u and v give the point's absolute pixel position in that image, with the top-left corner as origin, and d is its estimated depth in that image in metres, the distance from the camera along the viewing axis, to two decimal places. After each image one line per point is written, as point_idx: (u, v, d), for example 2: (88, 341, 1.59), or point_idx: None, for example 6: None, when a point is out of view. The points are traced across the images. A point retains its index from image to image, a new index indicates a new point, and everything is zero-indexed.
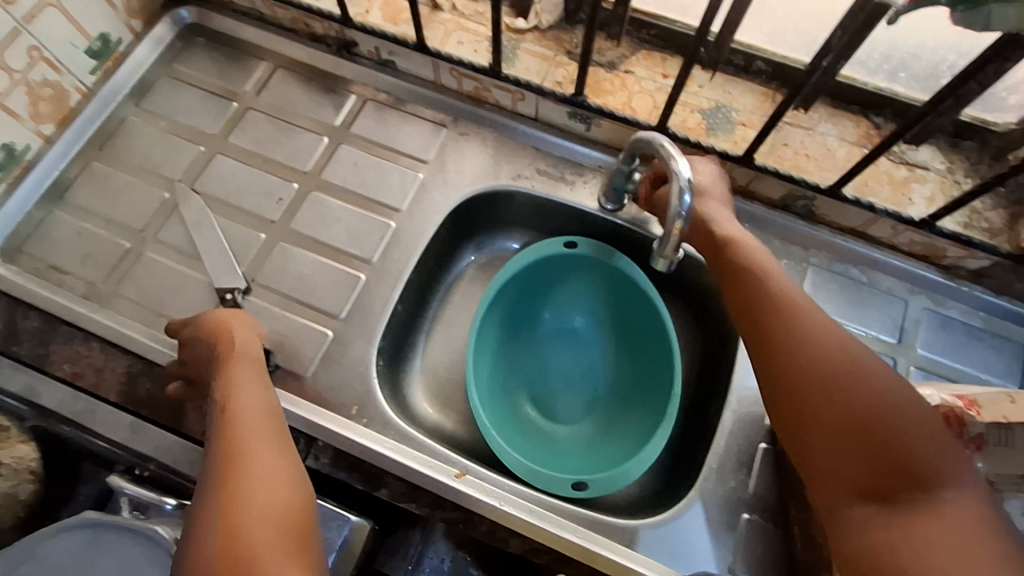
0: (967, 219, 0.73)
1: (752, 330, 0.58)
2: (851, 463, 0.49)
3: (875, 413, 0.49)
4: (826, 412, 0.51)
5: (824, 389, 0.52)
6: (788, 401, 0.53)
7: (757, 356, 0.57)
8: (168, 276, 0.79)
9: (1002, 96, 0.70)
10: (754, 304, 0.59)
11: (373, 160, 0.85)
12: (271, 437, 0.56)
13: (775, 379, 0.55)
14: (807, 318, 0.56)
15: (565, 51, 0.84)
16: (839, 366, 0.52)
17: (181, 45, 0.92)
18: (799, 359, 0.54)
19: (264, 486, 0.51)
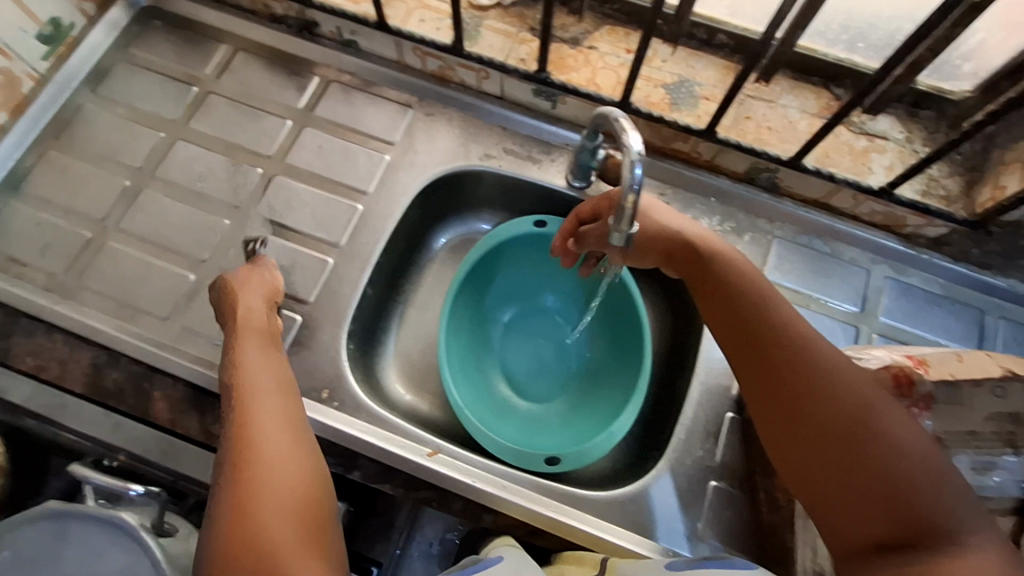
0: (924, 187, 0.75)
1: (745, 358, 0.55)
2: (864, 507, 0.46)
3: (886, 452, 0.46)
4: (833, 451, 0.48)
5: (828, 424, 0.48)
6: (791, 437, 0.50)
7: (751, 386, 0.54)
8: (132, 265, 0.78)
9: (956, 64, 0.71)
10: (747, 328, 0.56)
11: (339, 143, 0.84)
12: (286, 415, 0.56)
13: (775, 411, 0.52)
14: (802, 343, 0.53)
15: (528, 28, 0.84)
16: (842, 400, 0.49)
17: (137, 29, 0.90)
18: (798, 389, 0.51)
19: (280, 465, 0.50)
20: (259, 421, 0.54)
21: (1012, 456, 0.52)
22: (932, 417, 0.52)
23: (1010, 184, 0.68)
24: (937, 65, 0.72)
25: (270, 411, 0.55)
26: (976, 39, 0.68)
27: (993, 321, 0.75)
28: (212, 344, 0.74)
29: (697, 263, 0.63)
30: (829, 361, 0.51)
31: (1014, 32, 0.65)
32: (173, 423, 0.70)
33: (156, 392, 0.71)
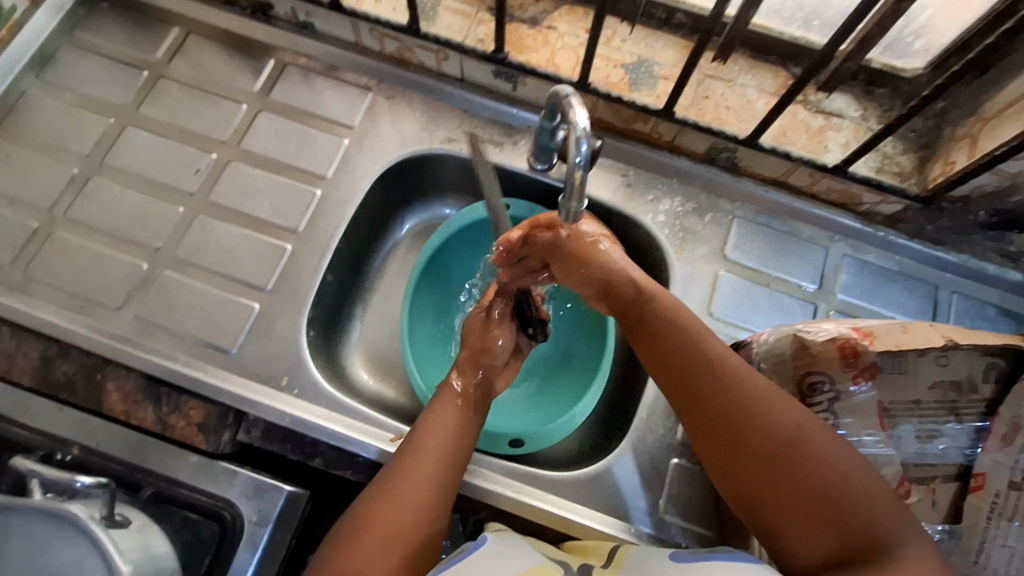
0: (879, 164, 0.75)
1: (677, 393, 0.55)
2: (809, 530, 0.47)
3: (821, 476, 0.47)
4: (772, 478, 0.48)
5: (766, 452, 0.49)
6: (732, 467, 0.51)
7: (688, 418, 0.54)
8: (82, 255, 0.75)
9: (908, 41, 0.72)
10: (676, 363, 0.55)
11: (296, 127, 0.83)
12: (449, 461, 0.57)
13: (713, 441, 0.52)
14: (731, 374, 0.53)
15: (487, 8, 0.83)
16: (775, 430, 0.49)
17: (83, 12, 0.86)
18: (734, 419, 0.51)
19: (413, 509, 0.53)
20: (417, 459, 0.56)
21: (955, 424, 0.56)
22: (879, 385, 0.55)
23: (960, 159, 0.69)
24: (890, 42, 0.73)
25: (435, 452, 0.57)
26: (925, 16, 0.68)
27: (947, 296, 0.77)
28: (168, 334, 0.72)
29: (630, 298, 0.62)
30: (760, 388, 0.52)
31: (961, 7, 0.66)
32: (128, 414, 0.69)
33: (108, 383, 0.70)
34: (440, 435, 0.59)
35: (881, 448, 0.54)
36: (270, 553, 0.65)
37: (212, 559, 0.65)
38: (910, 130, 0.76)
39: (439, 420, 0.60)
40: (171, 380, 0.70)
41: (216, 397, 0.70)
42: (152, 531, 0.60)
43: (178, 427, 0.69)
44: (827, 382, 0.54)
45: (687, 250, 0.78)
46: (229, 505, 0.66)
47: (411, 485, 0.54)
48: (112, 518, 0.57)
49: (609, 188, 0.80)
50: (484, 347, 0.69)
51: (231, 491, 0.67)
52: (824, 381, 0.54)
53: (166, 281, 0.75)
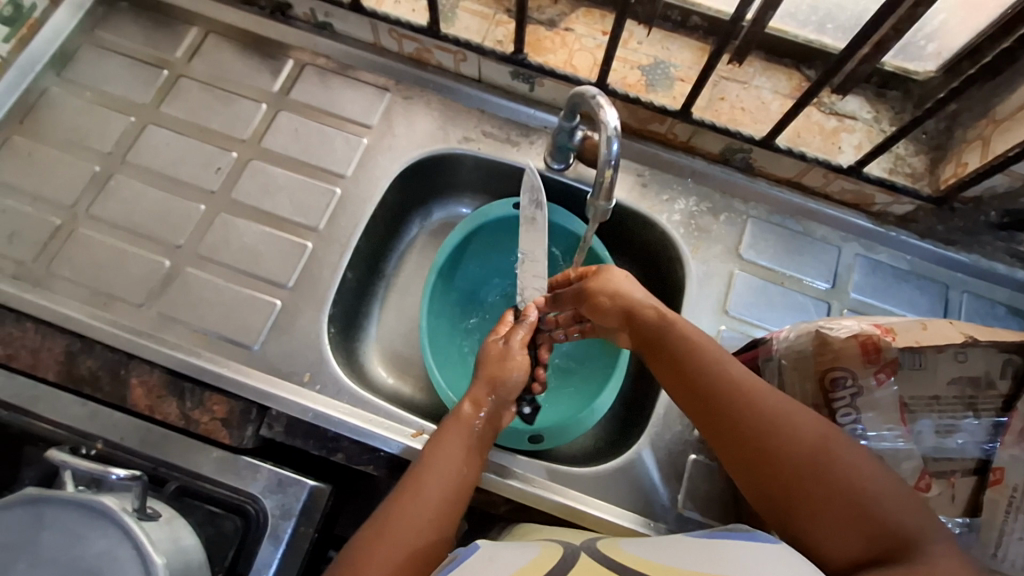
0: (891, 165, 0.77)
1: (702, 412, 0.56)
2: (840, 529, 0.48)
3: (846, 478, 0.49)
4: (800, 483, 0.50)
5: (793, 459, 0.51)
6: (758, 479, 0.52)
7: (713, 435, 0.55)
8: (103, 251, 0.76)
9: (920, 45, 0.73)
10: (698, 380, 0.57)
11: (315, 127, 0.84)
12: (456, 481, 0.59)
13: (738, 455, 0.53)
14: (751, 388, 0.55)
15: (504, 10, 0.84)
16: (798, 437, 0.51)
17: (103, 11, 0.87)
18: (759, 432, 0.52)
19: (426, 529, 0.54)
20: (427, 482, 0.57)
21: (972, 419, 0.57)
22: (902, 381, 0.56)
23: (972, 160, 0.71)
24: (903, 46, 0.74)
25: (444, 476, 0.58)
26: (938, 20, 0.69)
27: (958, 295, 0.78)
28: (190, 330, 0.73)
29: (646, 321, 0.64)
30: (780, 404, 0.53)
31: (974, 12, 0.67)
32: (152, 409, 0.70)
33: (132, 378, 0.71)
34: (450, 457, 0.60)
35: (900, 442, 0.55)
36: (294, 546, 0.66)
37: (237, 553, 0.66)
38: (922, 132, 0.77)
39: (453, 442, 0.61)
40: (194, 375, 0.71)
41: (239, 393, 0.71)
42: (181, 524, 0.61)
43: (202, 422, 0.69)
44: (849, 378, 0.55)
45: (702, 249, 0.79)
46: (253, 499, 0.67)
47: (425, 508, 0.56)
48: (144, 510, 0.58)
49: (625, 188, 0.81)
50: (503, 376, 0.67)
51: (255, 485, 0.68)
52: (847, 376, 0.55)
53: (188, 278, 0.76)
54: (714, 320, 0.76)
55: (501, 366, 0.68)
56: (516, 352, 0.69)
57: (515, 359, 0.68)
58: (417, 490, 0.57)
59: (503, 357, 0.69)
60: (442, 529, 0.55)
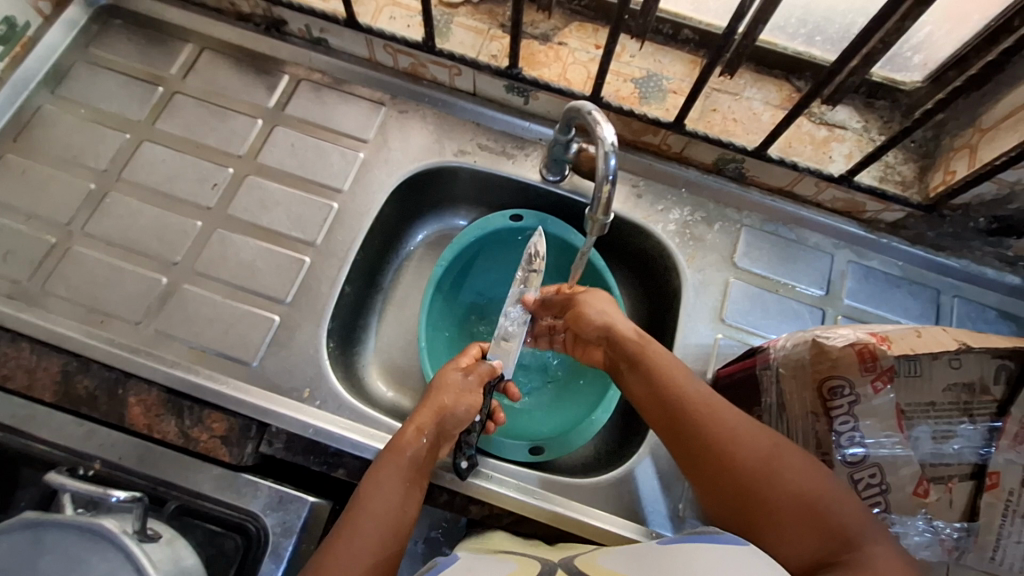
0: (881, 173, 0.78)
1: (663, 418, 0.60)
2: (792, 533, 0.49)
3: (791, 485, 0.51)
4: (751, 490, 0.52)
5: (741, 467, 0.53)
6: (713, 485, 0.54)
7: (674, 444, 0.58)
8: (100, 269, 0.76)
9: (907, 56, 0.75)
10: (665, 392, 0.60)
11: (311, 142, 0.84)
12: (403, 500, 0.59)
13: (697, 461, 0.56)
14: (707, 404, 0.58)
15: (498, 24, 0.85)
16: (746, 448, 0.54)
17: (97, 29, 0.87)
18: (714, 441, 0.55)
19: (375, 532, 0.55)
20: (379, 484, 0.59)
21: (968, 425, 0.57)
22: (898, 388, 0.57)
23: (960, 168, 0.72)
24: (890, 57, 0.76)
25: (389, 494, 0.58)
26: (923, 32, 0.71)
27: (949, 300, 0.79)
28: (188, 347, 0.73)
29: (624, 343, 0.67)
30: (735, 416, 0.57)
31: (959, 24, 0.69)
32: (150, 427, 0.69)
33: (130, 397, 0.70)
34: (402, 456, 0.61)
35: (899, 449, 0.55)
36: (295, 563, 0.65)
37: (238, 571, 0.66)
38: (911, 140, 0.79)
39: (406, 443, 0.62)
40: (193, 393, 0.71)
41: (239, 410, 0.71)
42: (181, 544, 0.61)
43: (201, 440, 0.69)
44: (847, 387, 0.55)
45: (697, 258, 0.80)
46: (254, 517, 0.67)
47: (377, 507, 0.57)
48: (144, 531, 0.57)
49: (619, 199, 0.82)
50: (449, 408, 0.65)
51: (255, 503, 0.67)
52: (845, 385, 0.55)
53: (185, 295, 0.75)
54: (710, 329, 0.77)
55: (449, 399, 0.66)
56: (471, 386, 0.68)
57: (466, 392, 0.67)
58: (369, 490, 0.58)
59: (458, 388, 0.67)
60: (392, 531, 0.57)
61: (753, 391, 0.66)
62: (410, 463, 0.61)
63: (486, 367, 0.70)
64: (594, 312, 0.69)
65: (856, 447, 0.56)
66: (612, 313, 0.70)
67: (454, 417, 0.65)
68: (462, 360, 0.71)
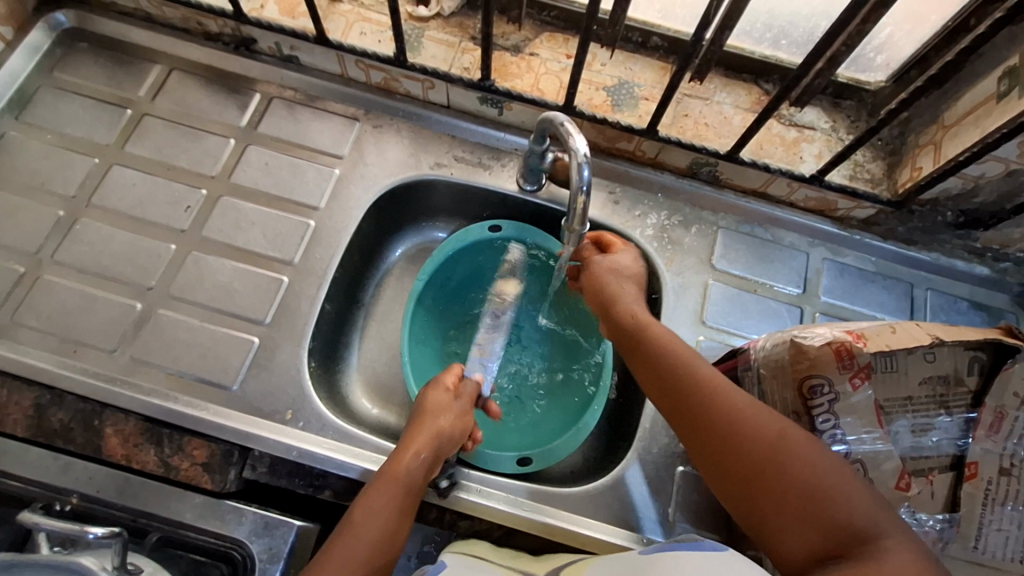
0: (851, 172, 0.79)
1: (671, 402, 0.59)
2: (800, 527, 0.50)
3: (803, 477, 0.51)
4: (761, 480, 0.52)
5: (752, 455, 0.53)
6: (719, 472, 0.54)
7: (683, 430, 0.58)
8: (71, 298, 0.74)
9: (870, 57, 0.77)
10: (672, 378, 0.60)
11: (285, 160, 0.83)
12: (394, 521, 0.60)
13: (704, 449, 0.56)
14: (718, 390, 0.57)
15: (469, 37, 0.85)
16: (758, 436, 0.53)
17: (60, 52, 0.86)
18: (720, 431, 0.55)
19: (363, 553, 0.57)
20: (372, 503, 0.59)
21: (945, 417, 0.58)
22: (875, 385, 0.57)
23: (926, 164, 0.74)
24: (854, 58, 0.77)
25: (379, 513, 0.59)
26: (885, 34, 0.73)
27: (922, 293, 0.81)
28: (165, 373, 0.72)
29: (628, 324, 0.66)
30: (743, 404, 0.56)
31: (917, 25, 0.71)
32: (129, 458, 0.68)
33: (107, 428, 0.69)
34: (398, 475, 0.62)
35: (879, 444, 0.56)
36: None
37: None
38: (878, 139, 0.81)
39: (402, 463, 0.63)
40: (171, 420, 0.69)
41: (220, 435, 0.69)
42: None
43: (183, 468, 0.68)
44: (826, 385, 0.56)
45: (676, 261, 0.81)
46: (239, 544, 0.66)
47: (370, 528, 0.58)
48: (124, 567, 0.57)
49: (597, 206, 0.82)
50: (443, 429, 0.66)
51: (240, 530, 0.66)
52: (824, 384, 0.56)
53: (161, 320, 0.74)
54: (692, 331, 0.78)
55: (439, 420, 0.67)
56: (459, 409, 0.70)
57: (458, 415, 0.69)
58: (363, 510, 0.59)
59: (451, 410, 0.69)
60: (382, 548, 0.58)
61: None
62: (405, 483, 0.62)
63: (471, 389, 0.74)
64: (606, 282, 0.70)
65: (838, 445, 0.56)
66: (622, 288, 0.69)
67: (448, 439, 0.66)
68: (447, 381, 0.72)
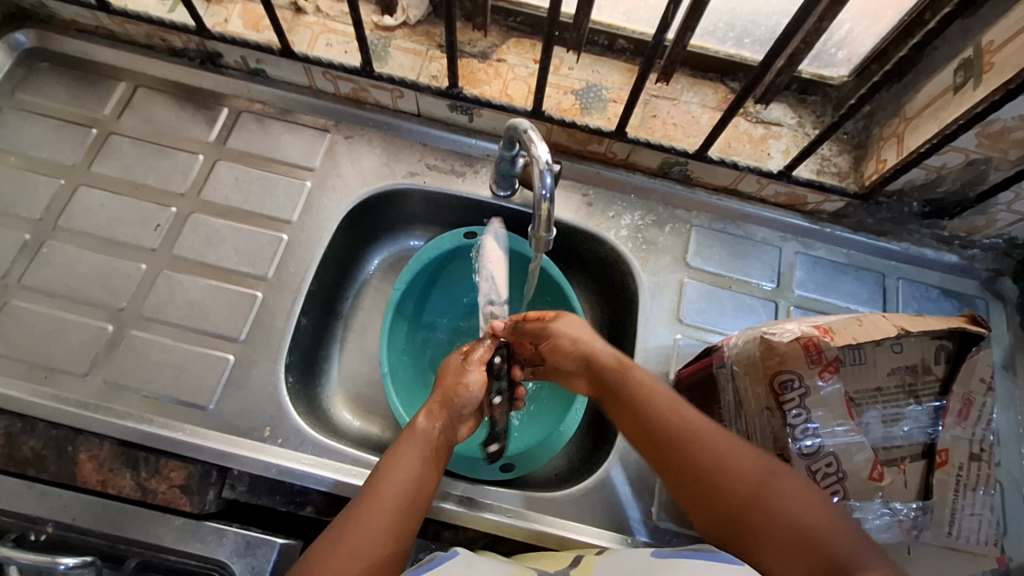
0: (819, 166, 0.80)
1: (652, 442, 0.60)
2: (797, 561, 0.50)
3: (792, 511, 0.52)
4: (751, 518, 0.53)
5: (739, 492, 0.54)
6: (708, 511, 0.55)
7: (666, 471, 0.59)
8: (40, 324, 0.73)
9: (832, 52, 0.78)
10: (649, 418, 0.60)
11: (256, 174, 0.82)
12: (418, 486, 0.58)
13: (689, 488, 0.57)
14: (694, 428, 0.58)
15: (436, 44, 0.85)
16: (741, 473, 0.55)
17: (22, 72, 0.85)
18: (705, 468, 0.56)
19: (388, 511, 0.55)
20: (399, 461, 0.59)
21: (916, 406, 0.59)
22: (844, 377, 0.58)
23: (890, 156, 0.75)
24: (817, 54, 0.78)
25: (401, 477, 0.58)
26: (845, 29, 0.74)
27: (894, 282, 0.82)
28: (139, 396, 0.70)
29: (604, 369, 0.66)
30: (731, 442, 0.57)
31: (875, 20, 0.72)
32: (104, 483, 0.67)
33: (81, 454, 0.68)
34: (418, 435, 0.62)
35: (852, 435, 0.57)
36: None
37: None
38: (843, 133, 0.82)
39: (421, 423, 0.63)
40: (147, 443, 0.69)
41: (197, 456, 0.69)
42: None
43: (160, 491, 0.67)
44: (797, 380, 0.57)
45: (651, 261, 0.81)
46: (221, 565, 0.65)
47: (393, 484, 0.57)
48: None
49: (570, 208, 0.83)
50: (457, 386, 0.65)
51: (221, 551, 0.65)
52: (794, 379, 0.57)
53: (134, 341, 0.73)
54: (668, 330, 0.78)
55: (458, 379, 0.66)
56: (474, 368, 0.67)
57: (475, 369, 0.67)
58: (390, 465, 0.59)
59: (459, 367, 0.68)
60: (407, 510, 0.57)
61: (711, 389, 0.67)
62: (428, 445, 0.62)
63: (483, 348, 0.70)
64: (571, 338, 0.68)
65: (811, 439, 0.57)
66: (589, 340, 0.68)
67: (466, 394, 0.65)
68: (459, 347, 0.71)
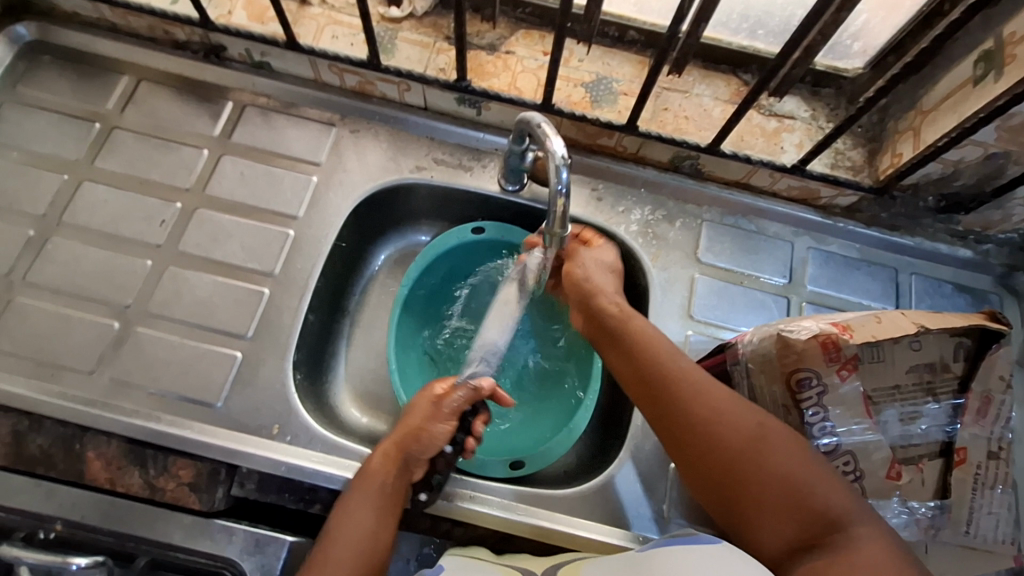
0: (833, 160, 0.79)
1: (648, 393, 0.60)
2: (782, 517, 0.51)
3: (780, 469, 0.52)
4: (738, 475, 0.53)
5: (728, 449, 0.54)
6: (696, 468, 0.55)
7: (659, 425, 0.58)
8: (45, 321, 0.72)
9: (847, 44, 0.77)
10: (646, 372, 0.60)
11: (261, 169, 0.81)
12: (374, 531, 0.61)
13: (680, 444, 0.56)
14: (690, 383, 0.58)
15: (444, 36, 0.84)
16: (733, 432, 0.54)
17: (24, 65, 0.83)
18: (697, 423, 0.56)
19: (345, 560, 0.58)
20: (353, 510, 0.61)
21: (933, 404, 0.58)
22: (862, 375, 0.57)
23: (906, 150, 0.74)
24: (832, 46, 0.77)
25: (357, 525, 0.60)
26: (861, 20, 0.73)
27: (907, 278, 0.81)
28: (147, 394, 0.70)
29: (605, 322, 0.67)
30: (721, 400, 0.56)
31: (892, 12, 0.71)
32: (112, 481, 0.67)
33: (89, 452, 0.67)
34: (373, 479, 0.63)
35: (869, 434, 0.56)
36: None
37: None
38: (857, 126, 0.80)
39: (376, 465, 0.64)
40: (155, 441, 0.68)
41: (205, 454, 0.68)
42: None
43: (168, 489, 0.67)
44: (814, 378, 0.56)
45: (662, 256, 0.80)
46: (230, 563, 0.65)
47: (350, 532, 0.60)
48: None
49: (580, 203, 0.82)
50: (418, 437, 0.66)
51: (230, 549, 0.65)
52: (812, 376, 0.56)
53: (140, 338, 0.72)
54: (680, 326, 0.77)
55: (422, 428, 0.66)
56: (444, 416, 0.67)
57: (438, 418, 0.67)
58: (346, 512, 0.61)
59: (426, 413, 0.68)
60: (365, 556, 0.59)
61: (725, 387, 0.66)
62: (382, 489, 0.63)
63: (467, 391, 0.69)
64: (587, 276, 0.71)
65: (828, 438, 0.57)
66: (602, 283, 0.70)
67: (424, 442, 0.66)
68: (439, 387, 0.70)
